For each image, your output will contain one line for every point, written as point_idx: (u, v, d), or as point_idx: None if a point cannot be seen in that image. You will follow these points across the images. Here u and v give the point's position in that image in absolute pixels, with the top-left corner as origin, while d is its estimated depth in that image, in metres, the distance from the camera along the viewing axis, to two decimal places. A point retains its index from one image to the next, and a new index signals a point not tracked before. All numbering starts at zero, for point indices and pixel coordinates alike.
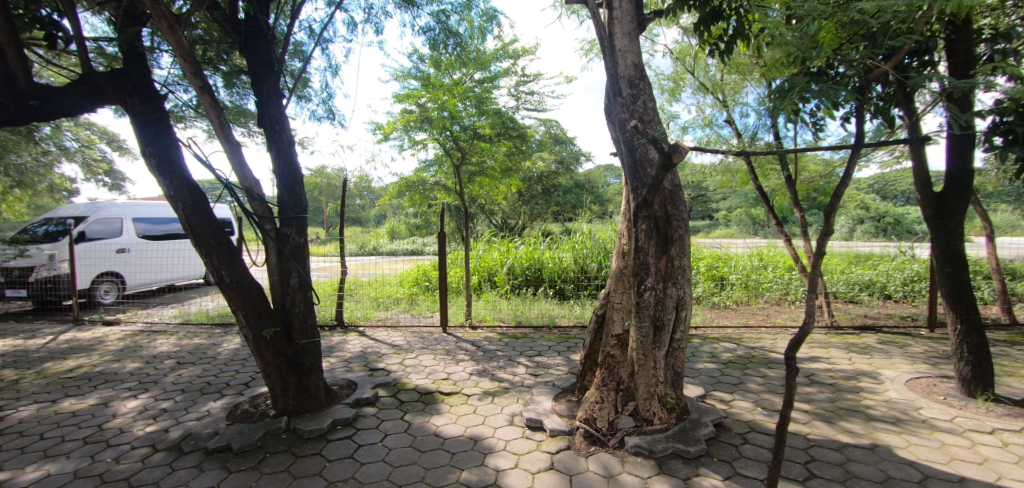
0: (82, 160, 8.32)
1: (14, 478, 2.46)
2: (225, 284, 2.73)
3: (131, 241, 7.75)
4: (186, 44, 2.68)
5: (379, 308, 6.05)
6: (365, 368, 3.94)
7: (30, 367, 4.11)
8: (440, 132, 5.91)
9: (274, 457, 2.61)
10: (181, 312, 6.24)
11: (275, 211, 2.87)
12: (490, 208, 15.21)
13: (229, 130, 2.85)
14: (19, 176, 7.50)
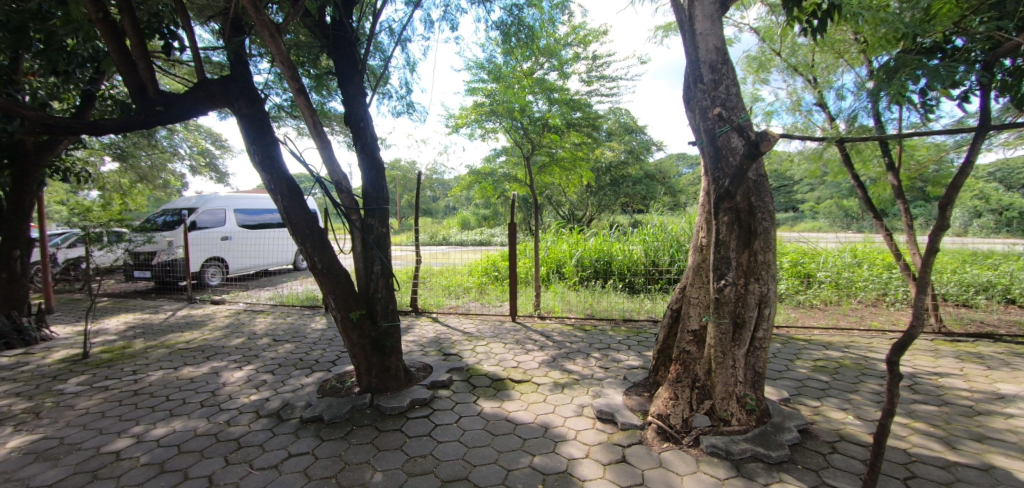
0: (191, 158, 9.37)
1: (148, 431, 2.87)
2: (318, 269, 2.98)
3: (233, 229, 8.59)
4: (284, 49, 2.90)
5: (450, 296, 6.29)
6: (439, 353, 4.12)
7: (158, 338, 4.76)
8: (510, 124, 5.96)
9: (359, 430, 2.81)
10: (275, 294, 6.87)
11: (360, 203, 3.05)
12: (557, 199, 15.19)
13: (321, 128, 3.05)
14: (142, 173, 8.60)
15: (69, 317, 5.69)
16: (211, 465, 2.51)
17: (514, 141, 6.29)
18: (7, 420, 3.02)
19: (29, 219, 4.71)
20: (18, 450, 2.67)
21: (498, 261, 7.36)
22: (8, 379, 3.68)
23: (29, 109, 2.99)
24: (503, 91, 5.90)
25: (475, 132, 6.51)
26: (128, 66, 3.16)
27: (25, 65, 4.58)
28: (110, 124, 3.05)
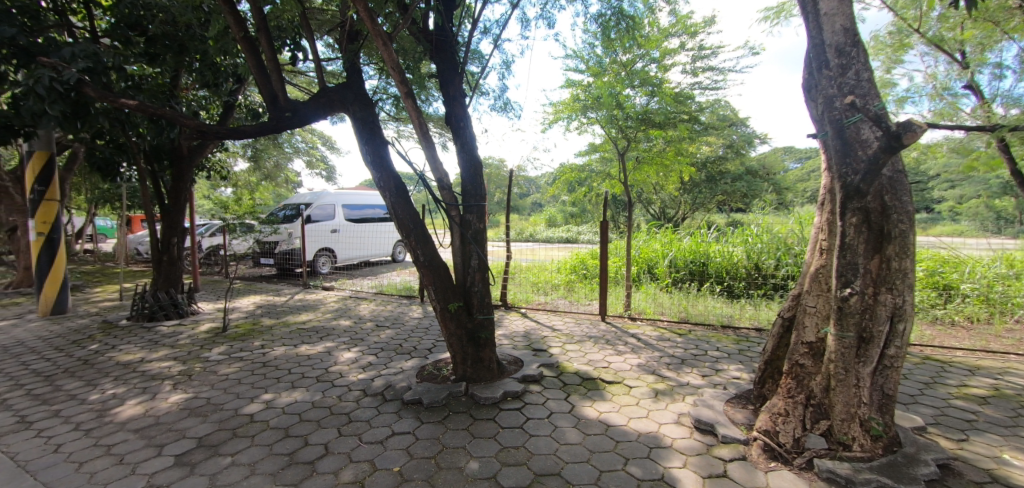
0: (307, 159, 10.50)
1: (276, 399, 3.25)
2: (420, 262, 3.18)
3: (341, 223, 9.45)
4: (394, 56, 3.08)
5: (538, 292, 6.39)
6: (529, 348, 4.19)
7: (281, 317, 5.40)
8: (606, 117, 5.82)
9: (456, 416, 2.96)
10: (377, 283, 7.45)
11: (459, 199, 3.18)
12: (647, 197, 14.75)
13: (425, 128, 3.22)
14: (266, 171, 9.80)
15: (211, 295, 6.67)
16: (326, 434, 2.79)
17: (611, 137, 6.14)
18: (168, 379, 3.61)
19: (185, 210, 5.51)
20: (177, 405, 3.18)
21: (587, 258, 7.31)
22: (170, 345, 4.41)
23: (188, 119, 3.44)
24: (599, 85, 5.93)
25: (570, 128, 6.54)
26: (263, 77, 3.54)
27: (184, 82, 5.38)
28: (248, 130, 3.43)
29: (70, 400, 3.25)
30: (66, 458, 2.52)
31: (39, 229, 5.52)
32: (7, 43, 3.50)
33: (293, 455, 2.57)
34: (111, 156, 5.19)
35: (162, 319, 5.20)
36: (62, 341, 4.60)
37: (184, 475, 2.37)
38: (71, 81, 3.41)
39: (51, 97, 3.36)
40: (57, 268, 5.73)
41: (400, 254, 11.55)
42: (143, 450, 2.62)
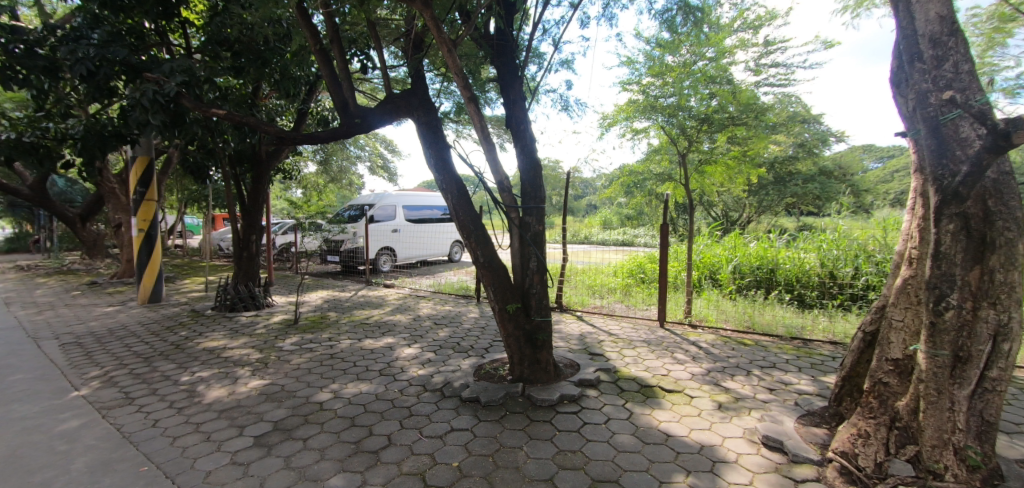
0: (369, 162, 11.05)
1: (343, 390, 3.45)
2: (480, 263, 3.25)
3: (401, 223, 9.83)
4: (458, 62, 3.17)
5: (593, 296, 6.34)
6: (585, 351, 4.18)
7: (346, 312, 5.72)
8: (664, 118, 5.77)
9: (513, 416, 3.01)
10: (434, 282, 7.70)
11: (519, 202, 3.23)
12: (709, 199, 14.16)
13: (487, 132, 3.29)
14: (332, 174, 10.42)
15: (284, 289, 7.18)
16: (389, 426, 2.92)
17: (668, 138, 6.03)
18: (247, 365, 3.94)
19: (262, 210, 5.96)
20: (256, 390, 3.46)
21: (646, 262, 7.23)
22: (250, 334, 4.80)
23: (268, 126, 3.71)
24: (658, 84, 5.81)
25: (626, 130, 6.46)
26: (336, 85, 3.75)
27: (263, 91, 5.81)
28: (321, 135, 3.66)
29: (166, 381, 3.62)
30: (163, 433, 2.82)
31: (140, 226, 6.16)
32: (118, 61, 3.88)
33: (359, 444, 2.71)
34: (201, 160, 5.78)
35: (241, 310, 5.66)
36: (160, 327, 5.14)
37: (262, 456, 2.58)
38: (172, 93, 3.79)
39: (154, 109, 3.74)
40: (153, 261, 6.38)
41: (456, 254, 11.84)
42: (227, 430, 2.87)
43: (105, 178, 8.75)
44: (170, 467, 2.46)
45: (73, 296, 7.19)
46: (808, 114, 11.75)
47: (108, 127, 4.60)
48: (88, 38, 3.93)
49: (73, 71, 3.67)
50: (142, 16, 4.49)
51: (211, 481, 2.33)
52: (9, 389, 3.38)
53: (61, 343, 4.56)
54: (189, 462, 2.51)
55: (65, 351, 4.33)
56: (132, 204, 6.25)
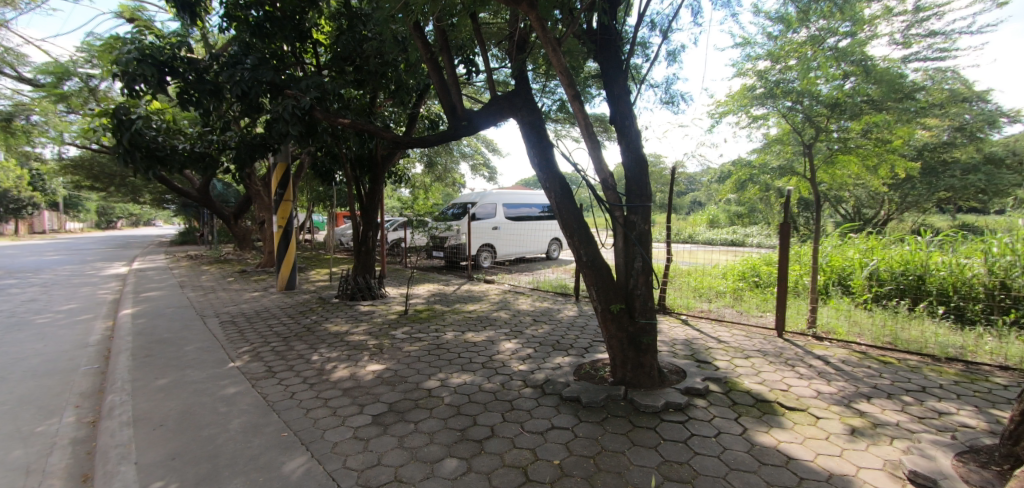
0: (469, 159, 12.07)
1: (448, 378, 3.64)
2: (583, 262, 3.29)
3: (501, 220, 10.23)
4: (562, 59, 3.14)
5: (700, 299, 6.06)
6: (692, 359, 4.01)
7: (450, 305, 6.06)
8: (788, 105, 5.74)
9: (615, 420, 2.94)
10: (533, 279, 7.87)
11: (624, 201, 3.26)
12: (837, 194, 12.59)
13: (591, 129, 3.24)
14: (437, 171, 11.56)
15: (396, 282, 7.84)
16: (492, 417, 3.01)
17: (792, 126, 6.08)
18: (365, 349, 4.34)
19: (378, 208, 6.48)
20: (373, 372, 3.79)
21: (760, 265, 6.71)
22: (369, 321, 5.30)
23: (384, 132, 4.00)
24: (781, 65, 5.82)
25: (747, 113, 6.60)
26: (444, 91, 3.95)
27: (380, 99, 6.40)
28: (432, 138, 3.88)
29: (300, 358, 4.11)
30: (298, 404, 3.20)
31: (279, 223, 7.08)
32: (266, 82, 4.45)
33: (464, 432, 2.83)
34: (328, 164, 6.55)
35: (360, 299, 6.25)
36: (294, 310, 5.88)
37: (380, 433, 2.81)
38: (306, 107, 4.27)
39: (293, 120, 4.22)
40: (289, 253, 7.26)
41: (554, 251, 11.92)
42: (350, 406, 3.18)
43: (254, 181, 10.19)
44: (305, 435, 2.78)
45: (229, 281, 8.53)
46: (973, 91, 9.83)
47: (257, 137, 5.32)
48: (242, 63, 4.55)
49: (232, 92, 4.28)
50: (282, 40, 5.12)
51: (338, 451, 2.59)
52: (186, 357, 4.10)
53: (221, 321, 5.41)
54: (320, 432, 2.82)
55: (224, 328, 5.14)
56: (274, 203, 7.21)
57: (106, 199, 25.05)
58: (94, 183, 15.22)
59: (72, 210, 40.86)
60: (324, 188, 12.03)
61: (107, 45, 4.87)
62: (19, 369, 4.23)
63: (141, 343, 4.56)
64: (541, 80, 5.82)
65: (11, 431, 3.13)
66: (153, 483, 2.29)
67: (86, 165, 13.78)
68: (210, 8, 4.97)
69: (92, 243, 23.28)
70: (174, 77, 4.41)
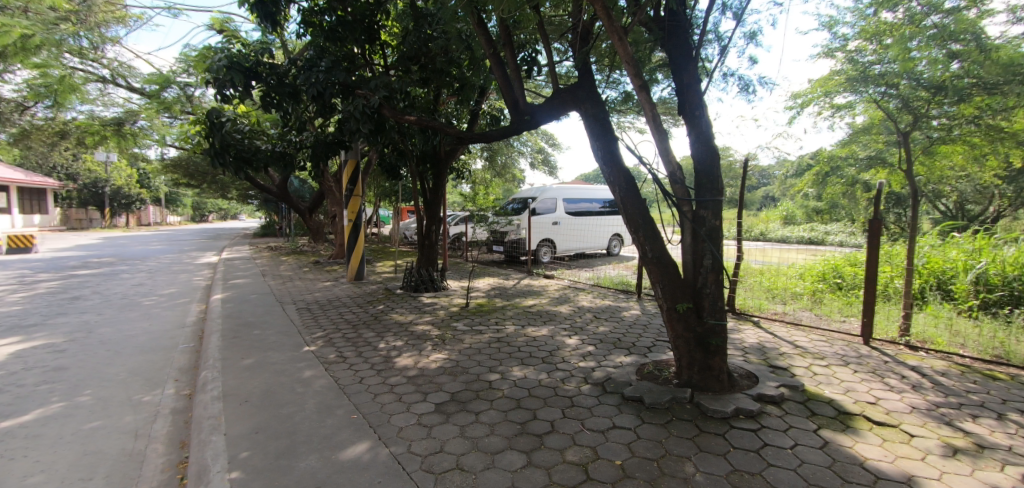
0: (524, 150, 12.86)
1: (509, 372, 3.67)
2: (649, 259, 3.22)
3: (561, 216, 10.23)
4: (629, 49, 3.06)
5: (773, 301, 5.84)
6: (765, 364, 3.79)
7: (510, 299, 6.13)
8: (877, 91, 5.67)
9: (680, 423, 2.81)
10: (593, 275, 7.78)
11: (693, 195, 3.14)
12: (939, 187, 11.28)
13: (659, 121, 3.12)
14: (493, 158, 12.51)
15: (457, 275, 8.06)
16: (552, 413, 2.98)
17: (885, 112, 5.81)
18: (429, 339, 4.49)
19: (440, 203, 6.67)
20: (436, 362, 3.91)
21: (843, 266, 6.38)
22: (431, 312, 5.48)
23: (449, 128, 4.12)
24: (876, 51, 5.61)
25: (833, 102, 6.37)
26: (507, 86, 4.00)
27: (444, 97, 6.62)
28: (494, 133, 3.97)
29: (368, 345, 4.32)
30: (367, 388, 3.36)
31: (348, 217, 7.47)
32: (338, 83, 4.71)
33: (524, 425, 2.83)
34: (394, 160, 6.86)
35: (422, 291, 6.48)
36: (363, 300, 6.21)
37: (443, 421, 2.88)
38: (375, 105, 4.47)
39: (364, 119, 4.45)
40: (358, 246, 7.67)
41: (615, 247, 11.77)
42: (414, 393, 3.29)
43: (326, 178, 10.88)
44: (373, 418, 2.90)
45: (304, 271, 9.18)
46: None
47: (331, 136, 5.67)
48: (317, 65, 4.82)
49: (309, 93, 4.57)
50: (352, 42, 5.39)
51: (403, 436, 2.68)
52: (268, 340, 4.45)
53: (298, 308, 5.83)
54: (386, 416, 2.94)
55: (301, 314, 5.54)
56: (345, 199, 7.64)
57: (201, 195, 27.81)
58: (191, 180, 16.98)
59: (171, 206, 45.79)
60: (390, 184, 12.62)
61: (201, 55, 5.36)
62: (132, 344, 4.80)
63: (230, 325, 5.01)
64: (604, 72, 5.74)
65: (125, 398, 3.55)
66: (240, 453, 2.49)
67: (183, 164, 15.36)
68: (288, 16, 5.34)
69: (192, 234, 26.24)
70: (258, 82, 4.76)
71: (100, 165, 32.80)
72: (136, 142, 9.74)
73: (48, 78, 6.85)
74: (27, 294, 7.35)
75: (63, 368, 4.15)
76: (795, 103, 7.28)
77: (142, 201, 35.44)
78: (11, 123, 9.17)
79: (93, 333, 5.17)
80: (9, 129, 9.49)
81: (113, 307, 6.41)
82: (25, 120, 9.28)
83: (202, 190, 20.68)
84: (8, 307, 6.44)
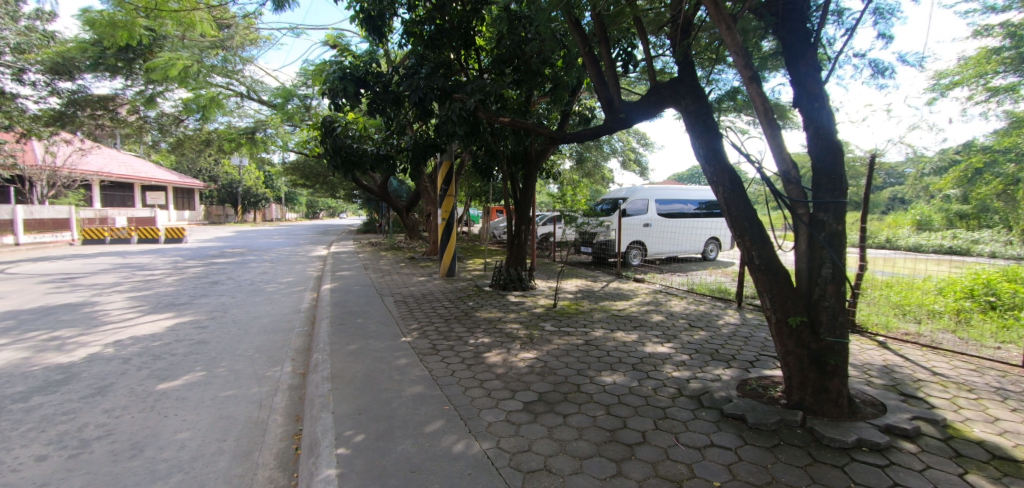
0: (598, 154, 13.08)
1: (598, 376, 3.59)
2: (755, 265, 2.97)
3: (653, 217, 9.87)
4: (739, 38, 2.84)
5: (904, 319, 5.11)
6: (895, 392, 3.31)
7: (598, 302, 6.03)
8: None
9: (789, 449, 2.52)
10: (687, 281, 7.40)
11: (810, 196, 2.83)
12: None
13: (772, 116, 2.85)
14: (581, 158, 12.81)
15: (544, 276, 8.11)
16: (644, 423, 2.85)
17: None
18: (517, 338, 4.55)
19: (530, 204, 6.76)
20: (524, 360, 3.95)
21: (1000, 282, 5.42)
22: (518, 311, 5.57)
23: (543, 129, 4.35)
24: None
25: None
26: (602, 86, 4.00)
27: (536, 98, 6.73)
28: (585, 132, 4.09)
29: (459, 340, 4.50)
30: (458, 382, 3.49)
31: (443, 216, 7.84)
32: (437, 88, 4.96)
33: (614, 433, 2.72)
34: (487, 162, 7.15)
35: (511, 289, 6.64)
36: (454, 296, 6.50)
37: (531, 420, 2.89)
38: (471, 108, 4.69)
39: (460, 121, 4.70)
40: (450, 243, 8.05)
41: (711, 252, 11.09)
42: (503, 390, 3.35)
43: (422, 179, 11.61)
44: (464, 411, 3.01)
45: (402, 266, 9.87)
46: None
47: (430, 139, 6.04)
48: (418, 73, 5.14)
49: (411, 98, 4.90)
50: (449, 49, 5.66)
51: (492, 431, 2.73)
52: (369, 328, 4.83)
53: (395, 300, 6.25)
54: (476, 411, 3.02)
55: (398, 306, 5.94)
56: (439, 199, 8.07)
57: (312, 195, 31.07)
58: (307, 182, 19.06)
59: (288, 204, 51.77)
60: (481, 185, 13.15)
61: (318, 69, 5.97)
62: (257, 325, 5.48)
63: (337, 313, 5.52)
64: (708, 67, 5.44)
65: (251, 372, 4.06)
66: (345, 431, 2.71)
67: (299, 167, 17.31)
68: (392, 28, 5.74)
69: (304, 230, 29.39)
70: (366, 90, 5.19)
71: (234, 169, 38.09)
72: (263, 149, 11.16)
73: (199, 97, 8.08)
74: (179, 277, 8.75)
75: (205, 342, 4.85)
76: (939, 87, 6.45)
77: (266, 199, 40.45)
78: (171, 134, 10.98)
79: (228, 313, 6.00)
80: (169, 139, 11.38)
81: (244, 291, 7.39)
82: (180, 132, 11.06)
83: (314, 191, 23.11)
84: (168, 288, 7.72)
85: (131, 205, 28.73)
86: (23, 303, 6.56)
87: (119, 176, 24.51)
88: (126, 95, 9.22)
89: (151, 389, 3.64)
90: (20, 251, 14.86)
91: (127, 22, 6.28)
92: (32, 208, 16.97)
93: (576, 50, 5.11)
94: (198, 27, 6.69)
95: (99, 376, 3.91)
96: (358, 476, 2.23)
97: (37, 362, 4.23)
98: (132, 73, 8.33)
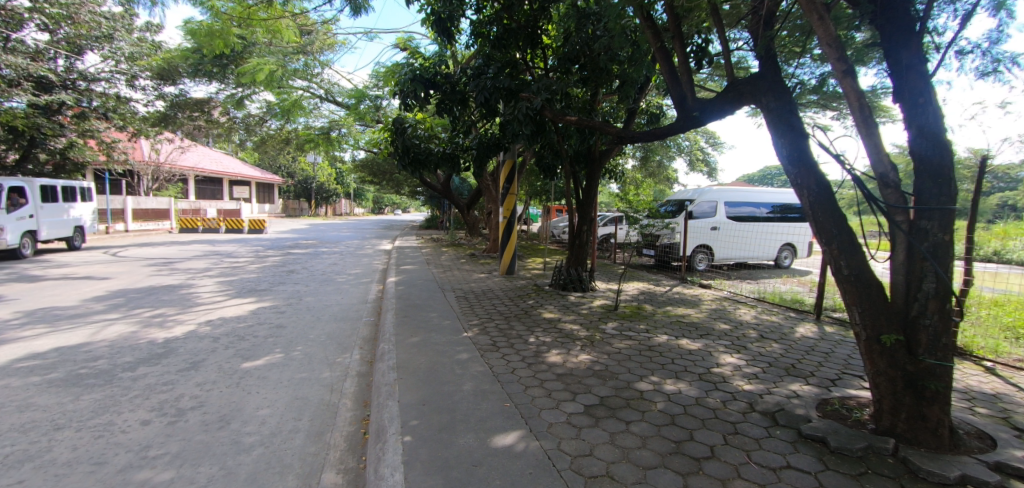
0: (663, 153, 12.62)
1: (662, 384, 3.46)
2: (843, 276, 2.73)
3: (721, 220, 9.40)
4: (831, 28, 2.63)
5: (1017, 344, 4.48)
6: (1009, 426, 2.90)
7: (660, 307, 5.82)
8: None
9: (878, 479, 2.29)
10: (758, 289, 6.97)
11: (911, 202, 2.55)
12: None
13: (868, 113, 2.58)
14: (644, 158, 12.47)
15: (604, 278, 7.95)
16: (712, 436, 2.72)
17: None
18: (578, 339, 4.50)
19: (592, 204, 6.66)
20: (584, 363, 3.89)
21: None
22: (578, 311, 5.52)
23: (610, 128, 4.30)
24: None
25: None
26: (674, 83, 3.88)
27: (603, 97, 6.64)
28: (656, 131, 3.96)
29: (519, 338, 4.53)
30: (518, 379, 3.52)
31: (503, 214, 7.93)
32: (502, 88, 5.01)
33: (679, 445, 2.62)
34: (550, 162, 7.15)
35: (570, 289, 6.58)
36: (514, 294, 6.54)
37: (592, 424, 2.85)
38: (538, 107, 4.72)
39: (525, 121, 4.74)
40: (510, 241, 8.11)
41: (784, 260, 10.36)
42: (564, 392, 3.33)
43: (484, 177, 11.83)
44: (525, 410, 3.02)
45: (462, 262, 10.13)
46: None
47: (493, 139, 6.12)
48: (485, 73, 5.21)
49: (478, 99, 5.00)
50: (516, 49, 5.69)
51: (553, 432, 2.73)
52: (431, 322, 5.00)
53: (455, 296, 6.40)
54: (536, 410, 3.02)
55: (459, 301, 6.10)
56: (501, 198, 8.17)
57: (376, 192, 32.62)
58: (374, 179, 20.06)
59: (355, 200, 54.57)
60: (542, 183, 13.17)
61: (390, 71, 6.22)
62: (328, 313, 5.84)
63: (402, 305, 5.77)
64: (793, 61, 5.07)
65: (323, 357, 4.33)
66: (409, 421, 2.82)
67: (368, 165, 18.25)
68: (460, 30, 5.87)
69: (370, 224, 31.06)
70: (436, 91, 5.33)
71: (309, 167, 40.93)
72: (336, 147, 11.85)
73: (283, 99, 8.72)
74: (261, 265, 9.56)
75: (282, 326, 5.25)
76: None
77: (335, 194, 42.96)
78: (255, 133, 11.92)
79: (302, 300, 6.44)
80: (254, 138, 12.37)
81: (317, 281, 7.91)
82: (264, 131, 11.99)
83: (380, 187, 24.23)
84: (251, 274, 8.43)
85: (219, 197, 31.66)
86: (133, 283, 7.44)
87: (211, 171, 27.11)
88: (219, 98, 10.14)
89: (236, 367, 3.99)
90: (130, 237, 16.88)
91: (222, 32, 6.91)
92: (140, 199, 19.20)
93: (646, 47, 4.97)
94: (284, 33, 7.20)
95: (195, 352, 4.36)
96: (422, 465, 2.30)
97: (143, 336, 4.78)
98: (225, 78, 9.14)
